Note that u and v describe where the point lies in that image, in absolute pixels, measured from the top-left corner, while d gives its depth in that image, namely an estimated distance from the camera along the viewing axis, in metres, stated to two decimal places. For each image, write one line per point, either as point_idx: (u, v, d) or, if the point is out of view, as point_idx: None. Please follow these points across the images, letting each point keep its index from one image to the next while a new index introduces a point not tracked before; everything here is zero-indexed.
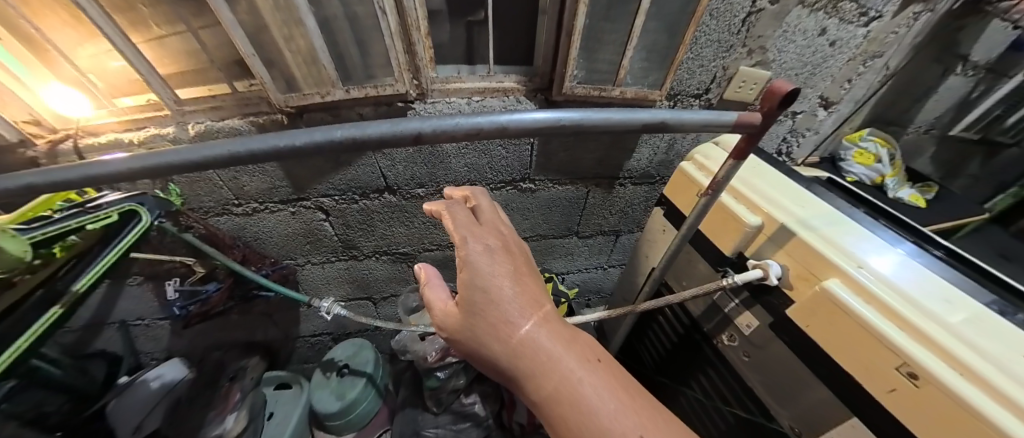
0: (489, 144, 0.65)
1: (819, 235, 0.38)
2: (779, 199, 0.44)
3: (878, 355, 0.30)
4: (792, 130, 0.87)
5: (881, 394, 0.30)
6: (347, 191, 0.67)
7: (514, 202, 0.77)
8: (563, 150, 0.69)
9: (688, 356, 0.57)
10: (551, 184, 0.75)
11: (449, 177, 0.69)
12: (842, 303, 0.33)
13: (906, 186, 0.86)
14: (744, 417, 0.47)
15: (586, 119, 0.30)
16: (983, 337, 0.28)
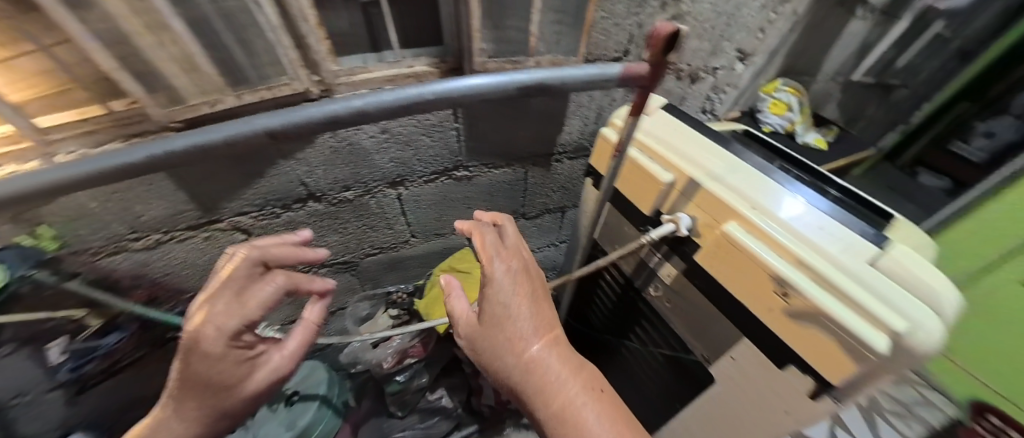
0: (410, 134, 0.61)
1: (720, 184, 0.41)
2: (689, 153, 0.46)
3: (762, 281, 0.34)
4: (715, 86, 0.91)
5: (767, 314, 0.35)
6: (265, 205, 0.61)
7: (452, 192, 0.74)
8: (494, 130, 0.66)
9: (626, 313, 0.60)
10: (485, 169, 0.73)
11: (378, 174, 0.65)
12: (738, 242, 0.35)
13: (811, 131, 1.01)
14: (671, 356, 0.53)
15: (454, 88, 0.33)
16: (848, 254, 0.32)
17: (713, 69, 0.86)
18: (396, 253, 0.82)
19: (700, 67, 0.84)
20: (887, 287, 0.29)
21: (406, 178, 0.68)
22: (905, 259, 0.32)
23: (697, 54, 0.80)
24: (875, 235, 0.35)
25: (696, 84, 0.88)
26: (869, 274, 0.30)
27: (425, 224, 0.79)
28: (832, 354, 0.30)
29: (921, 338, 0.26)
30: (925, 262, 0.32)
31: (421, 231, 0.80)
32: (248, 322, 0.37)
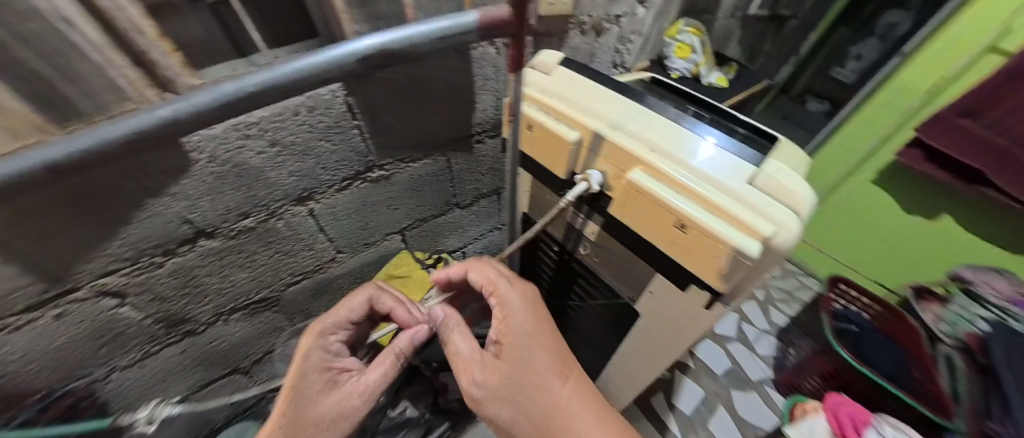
0: (308, 144, 0.53)
1: (623, 135, 0.42)
2: (590, 106, 0.46)
3: (666, 219, 0.40)
4: (620, 38, 0.92)
5: (667, 245, 0.43)
6: (141, 256, 0.50)
7: (372, 196, 0.69)
8: (399, 121, 0.60)
9: (564, 276, 0.69)
10: (403, 164, 0.68)
11: (277, 193, 0.56)
12: (643, 188, 0.40)
13: (713, 70, 1.08)
14: (607, 303, 0.64)
15: (287, 71, 0.33)
16: (734, 180, 0.37)
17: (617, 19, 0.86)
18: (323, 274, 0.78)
19: (603, 19, 0.82)
20: (759, 204, 0.36)
21: (315, 191, 0.60)
22: (772, 176, 0.37)
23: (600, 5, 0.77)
24: (755, 156, 0.41)
25: (602, 37, 0.86)
26: (741, 192, 0.37)
27: (351, 235, 0.74)
28: (718, 270, 0.38)
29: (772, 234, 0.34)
30: (792, 173, 0.38)
31: (348, 244, 0.75)
32: (340, 333, 0.54)
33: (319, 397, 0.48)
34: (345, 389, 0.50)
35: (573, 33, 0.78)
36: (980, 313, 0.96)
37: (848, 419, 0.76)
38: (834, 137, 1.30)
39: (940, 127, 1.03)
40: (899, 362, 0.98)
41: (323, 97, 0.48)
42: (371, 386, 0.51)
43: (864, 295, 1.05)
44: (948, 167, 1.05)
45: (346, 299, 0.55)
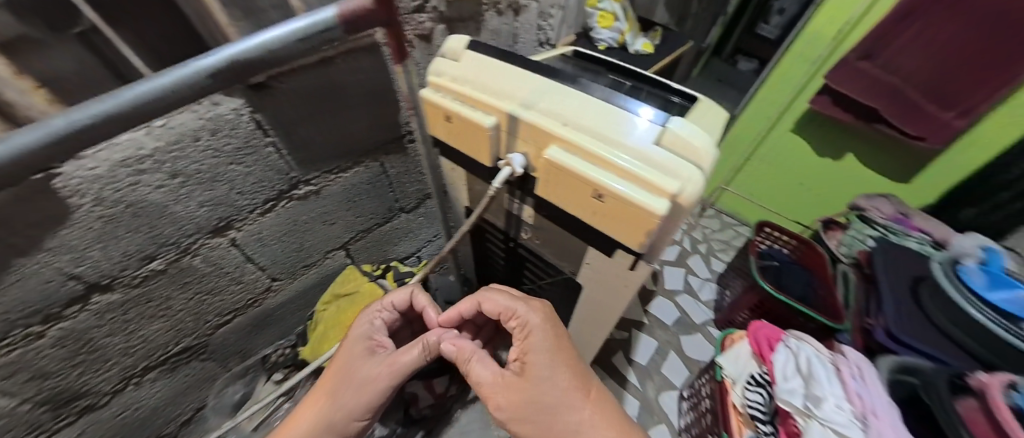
0: (219, 170, 0.48)
1: (535, 112, 0.48)
2: (507, 90, 0.51)
3: (587, 191, 0.46)
4: (541, 15, 0.95)
5: (593, 215, 0.49)
6: (14, 329, 0.43)
7: (301, 214, 0.65)
8: (321, 133, 0.57)
9: (515, 262, 0.76)
10: (332, 175, 0.64)
11: (188, 228, 0.51)
12: (560, 161, 0.46)
13: (638, 36, 1.12)
14: (555, 280, 0.72)
15: (155, 88, 0.31)
16: (645, 144, 0.44)
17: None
18: (255, 311, 0.77)
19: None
20: (663, 162, 0.43)
21: (234, 218, 0.56)
22: (677, 132, 0.43)
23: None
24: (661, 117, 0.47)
25: (522, 15, 0.89)
26: (648, 155, 0.43)
27: (285, 258, 0.72)
28: (637, 229, 0.46)
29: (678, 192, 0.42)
30: (695, 128, 0.44)
31: (281, 270, 0.73)
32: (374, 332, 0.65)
33: (362, 362, 0.60)
34: (379, 359, 0.61)
35: (488, 13, 0.81)
36: (864, 232, 1.17)
37: (764, 338, 0.85)
38: (758, 93, 1.37)
39: (845, 71, 1.13)
40: (807, 283, 1.14)
41: (225, 117, 0.43)
42: (395, 363, 0.59)
43: (783, 234, 1.21)
44: (851, 109, 1.18)
45: (386, 297, 0.67)
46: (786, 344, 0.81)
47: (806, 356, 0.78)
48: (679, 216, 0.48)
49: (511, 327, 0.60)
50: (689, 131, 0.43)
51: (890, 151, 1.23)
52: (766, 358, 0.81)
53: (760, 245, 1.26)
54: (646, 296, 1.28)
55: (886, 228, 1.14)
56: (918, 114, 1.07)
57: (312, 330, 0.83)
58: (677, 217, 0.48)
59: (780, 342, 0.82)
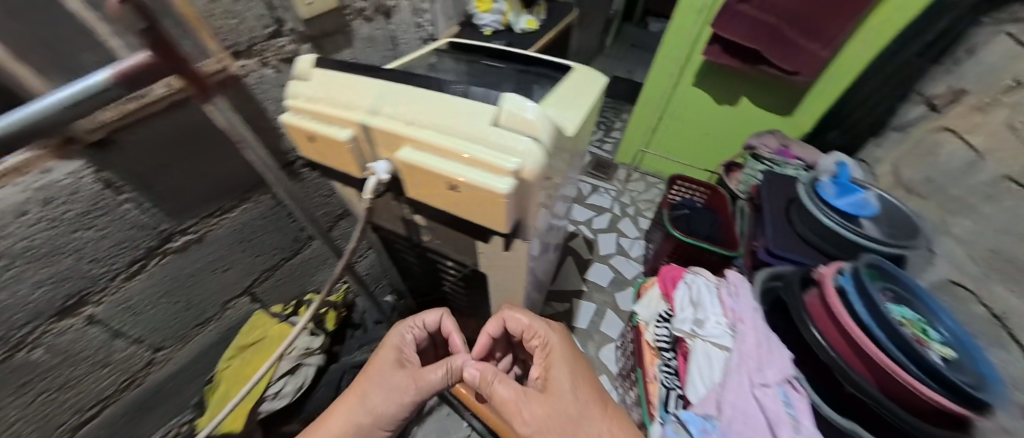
0: (57, 238, 0.48)
1: (383, 118, 0.53)
2: (357, 102, 0.55)
3: (442, 185, 0.50)
4: (416, 12, 1.03)
5: (456, 210, 0.53)
6: None
7: (183, 267, 0.67)
8: (182, 177, 0.57)
9: (428, 266, 0.79)
10: (216, 217, 0.67)
11: (22, 316, 0.50)
12: (412, 160, 0.50)
13: (522, 14, 1.18)
14: (466, 277, 0.74)
15: None
16: (484, 126, 0.48)
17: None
18: (135, 391, 0.77)
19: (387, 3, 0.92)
20: (502, 142, 0.48)
21: (89, 291, 0.56)
22: (509, 111, 0.48)
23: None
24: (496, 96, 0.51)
25: (395, 15, 0.97)
26: (486, 135, 0.48)
27: (169, 321, 0.73)
28: (492, 214, 0.49)
29: (517, 165, 0.46)
30: (528, 103, 0.49)
31: (163, 339, 0.74)
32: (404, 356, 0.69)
33: (392, 377, 0.63)
34: (406, 373, 0.65)
35: (354, 22, 0.86)
36: (756, 169, 1.28)
37: (670, 279, 0.97)
38: (656, 61, 1.40)
39: (729, 16, 1.15)
40: (713, 222, 1.26)
41: (61, 183, 0.44)
42: (422, 379, 0.64)
43: (692, 185, 1.34)
44: (740, 55, 1.22)
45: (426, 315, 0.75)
46: (685, 279, 0.93)
47: (699, 286, 0.90)
48: (536, 192, 0.52)
49: (534, 345, 0.70)
50: (522, 107, 0.48)
51: (777, 90, 1.31)
52: (669, 294, 0.94)
53: (674, 198, 1.37)
54: (583, 265, 1.35)
55: (771, 161, 1.26)
56: (791, 48, 1.14)
57: (214, 391, 0.86)
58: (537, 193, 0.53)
59: (680, 279, 0.95)
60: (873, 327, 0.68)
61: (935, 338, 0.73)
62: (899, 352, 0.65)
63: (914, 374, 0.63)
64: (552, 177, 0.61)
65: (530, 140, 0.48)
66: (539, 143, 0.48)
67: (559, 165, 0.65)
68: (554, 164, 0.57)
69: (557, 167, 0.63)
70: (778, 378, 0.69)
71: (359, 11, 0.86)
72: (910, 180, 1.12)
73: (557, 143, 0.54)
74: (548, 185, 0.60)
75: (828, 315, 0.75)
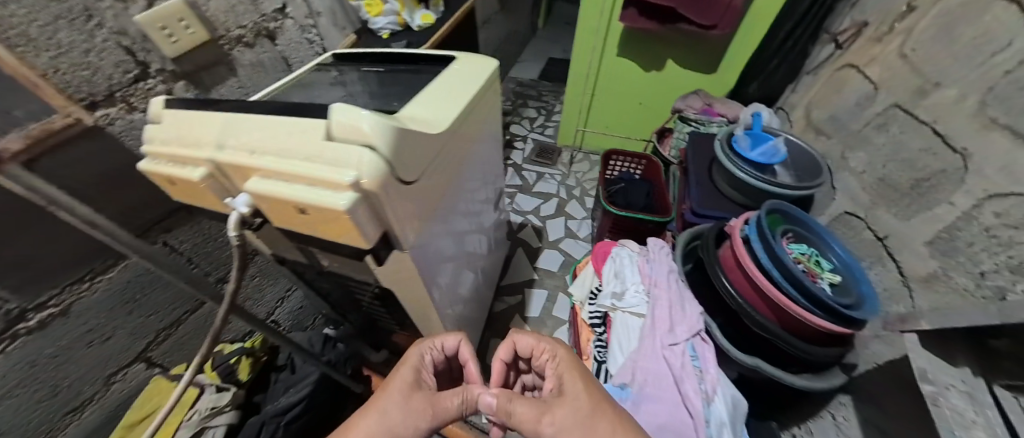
0: None
1: (227, 152, 0.52)
2: (203, 139, 0.54)
3: (292, 211, 0.49)
4: (300, 27, 1.00)
5: (317, 232, 0.52)
6: None
7: (48, 348, 0.58)
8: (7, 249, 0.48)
9: (346, 292, 0.74)
10: (84, 284, 0.59)
11: None
12: (259, 189, 0.50)
13: (416, 11, 1.24)
14: (383, 297, 0.71)
15: None
16: (319, 143, 0.49)
17: (278, 14, 0.92)
18: None
19: (258, 24, 0.88)
20: (337, 157, 0.48)
21: None
22: (340, 125, 0.48)
23: (243, 14, 0.83)
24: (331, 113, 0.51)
25: (278, 35, 0.95)
26: (321, 153, 0.49)
27: (24, 418, 0.59)
28: (346, 230, 0.49)
29: (349, 180, 0.46)
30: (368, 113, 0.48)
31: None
32: (416, 376, 0.55)
33: (406, 398, 0.49)
34: (419, 398, 0.49)
35: (234, 51, 0.85)
36: (684, 132, 1.29)
37: (600, 255, 1.00)
38: (576, 38, 1.37)
39: None
40: (648, 192, 1.28)
41: None
42: (438, 407, 0.50)
43: (628, 157, 1.35)
44: (655, 16, 1.19)
45: (440, 334, 0.66)
46: (612, 252, 0.97)
47: (623, 258, 0.95)
48: (393, 200, 0.52)
49: (544, 364, 0.61)
50: (350, 116, 0.47)
51: (695, 51, 1.32)
52: (598, 268, 0.97)
53: (612, 174, 1.38)
54: (533, 254, 1.35)
55: (697, 122, 1.26)
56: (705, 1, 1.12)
57: None
58: (398, 199, 0.53)
59: (610, 253, 0.98)
60: (770, 268, 0.76)
61: (828, 268, 0.82)
62: (788, 287, 0.73)
63: (801, 303, 0.72)
64: (424, 176, 0.61)
65: (358, 153, 0.47)
66: (374, 151, 0.48)
67: (438, 162, 0.66)
68: (416, 165, 0.57)
69: (432, 165, 0.63)
70: (687, 334, 0.77)
71: (237, 38, 0.84)
72: (818, 120, 1.15)
73: (407, 145, 0.54)
74: (419, 186, 0.60)
75: (736, 264, 0.83)
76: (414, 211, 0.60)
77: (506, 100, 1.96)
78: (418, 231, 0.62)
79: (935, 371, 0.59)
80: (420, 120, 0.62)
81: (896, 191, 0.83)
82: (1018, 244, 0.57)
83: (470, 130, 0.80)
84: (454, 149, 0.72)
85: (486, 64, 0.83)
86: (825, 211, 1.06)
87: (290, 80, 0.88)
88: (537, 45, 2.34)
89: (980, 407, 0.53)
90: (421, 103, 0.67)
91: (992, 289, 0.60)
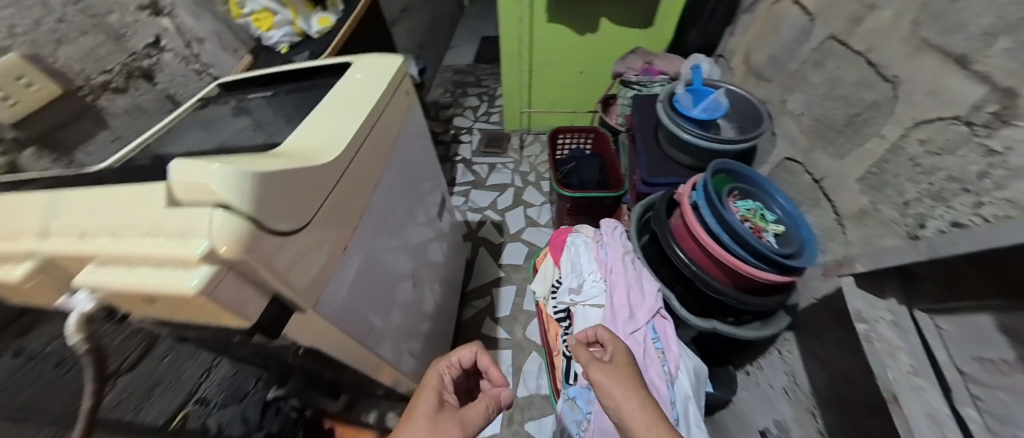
0: None
1: (37, 241, 0.38)
2: (13, 230, 0.42)
3: (149, 300, 0.33)
4: (180, 57, 0.84)
5: (201, 317, 0.36)
6: None
7: None
8: None
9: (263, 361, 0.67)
10: None
11: None
12: (96, 282, 0.33)
13: (312, 15, 1.07)
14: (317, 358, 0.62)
15: None
16: (162, 212, 0.33)
17: (152, 49, 0.78)
18: None
19: (125, 64, 0.72)
20: (187, 222, 0.31)
21: None
22: (185, 181, 0.32)
23: (106, 56, 0.69)
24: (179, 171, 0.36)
25: (155, 72, 0.79)
26: (163, 223, 0.33)
27: None
28: (225, 313, 0.33)
29: (199, 254, 0.29)
30: (219, 164, 0.31)
31: None
32: (439, 391, 0.56)
33: (433, 418, 0.50)
34: (446, 414, 0.51)
35: (101, 100, 0.68)
36: (628, 97, 1.21)
37: (558, 243, 0.92)
38: (500, 16, 1.26)
39: None
40: (599, 167, 1.23)
41: None
42: (466, 420, 0.51)
43: (575, 133, 1.27)
44: None
45: (451, 353, 0.65)
46: (568, 241, 0.90)
47: (579, 246, 0.89)
48: (278, 261, 0.37)
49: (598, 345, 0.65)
50: (191, 170, 0.31)
51: (630, 6, 1.22)
52: (556, 260, 0.90)
53: (564, 153, 1.33)
54: (496, 251, 1.27)
55: (638, 85, 1.19)
56: None
57: None
58: (288, 253, 0.39)
59: (566, 242, 0.91)
60: (719, 233, 0.72)
61: (773, 220, 0.79)
62: (737, 248, 0.71)
63: (750, 262, 0.70)
64: (322, 213, 0.47)
65: (208, 215, 0.30)
66: (232, 208, 0.31)
67: (343, 192, 0.53)
68: (304, 206, 0.42)
69: (331, 197, 0.49)
70: (646, 317, 0.73)
71: (103, 85, 0.69)
72: (758, 64, 1.08)
73: (286, 187, 0.38)
74: (316, 228, 0.46)
75: (687, 232, 0.80)
76: (316, 257, 0.47)
77: (444, 92, 1.84)
78: (326, 276, 0.49)
79: (864, 309, 0.63)
80: (303, 150, 0.48)
81: (831, 130, 0.81)
82: (940, 171, 0.60)
83: (384, 146, 0.67)
84: (364, 172, 0.59)
85: (387, 66, 0.69)
86: (767, 160, 1.03)
87: (183, 112, 0.71)
88: (465, 32, 2.23)
89: (905, 335, 0.57)
90: (309, 130, 0.54)
91: (913, 217, 0.63)
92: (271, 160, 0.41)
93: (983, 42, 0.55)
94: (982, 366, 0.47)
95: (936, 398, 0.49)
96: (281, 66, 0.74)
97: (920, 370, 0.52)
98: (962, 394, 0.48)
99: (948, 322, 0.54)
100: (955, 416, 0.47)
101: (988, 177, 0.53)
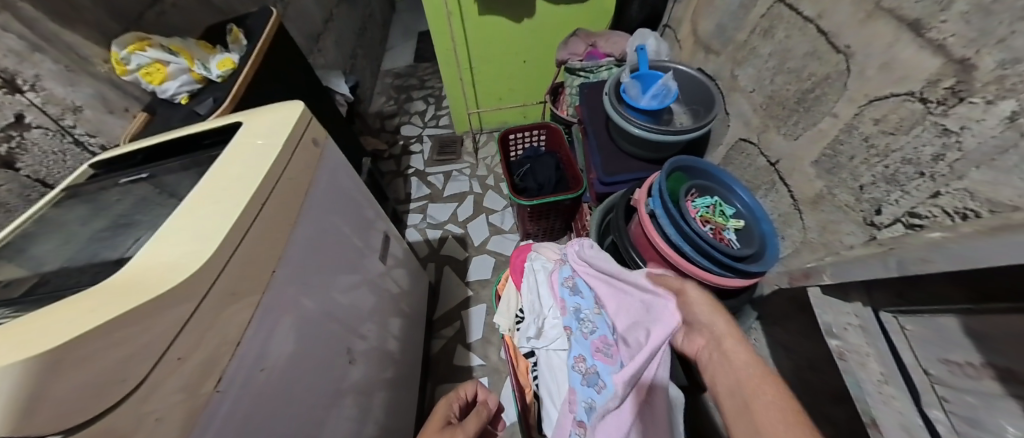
0: None
1: None
2: None
3: None
4: (53, 131, 0.72)
5: None
6: None
7: None
8: None
9: None
10: None
11: None
12: None
13: (214, 57, 0.89)
14: None
15: None
16: None
17: (13, 130, 0.65)
18: None
19: None
20: None
21: None
22: None
23: None
24: None
25: (19, 155, 0.66)
26: None
27: None
28: None
29: None
30: None
31: None
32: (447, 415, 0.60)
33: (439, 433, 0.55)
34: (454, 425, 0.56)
35: None
36: (575, 86, 1.12)
37: (518, 262, 0.87)
38: (426, 14, 1.13)
39: None
40: (555, 165, 1.16)
41: None
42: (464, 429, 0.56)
43: (525, 131, 1.19)
44: None
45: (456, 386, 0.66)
46: (527, 265, 0.84)
47: (537, 272, 0.82)
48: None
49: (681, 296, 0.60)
50: None
51: None
52: (518, 284, 0.85)
53: (518, 153, 1.25)
54: (461, 268, 1.22)
55: (585, 71, 1.10)
56: None
57: None
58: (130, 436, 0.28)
59: (525, 264, 0.85)
60: (682, 245, 0.65)
61: (732, 215, 0.73)
62: (702, 260, 0.64)
63: (714, 271, 0.64)
64: (198, 342, 0.35)
65: None
66: None
67: (234, 297, 0.41)
68: (151, 352, 0.31)
69: (213, 313, 0.38)
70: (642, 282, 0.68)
71: None
72: (706, 34, 1.00)
73: (110, 349, 0.27)
74: (189, 366, 0.34)
75: (647, 240, 0.73)
76: (188, 407, 0.34)
77: (387, 100, 1.71)
78: (220, 412, 0.39)
79: (826, 315, 0.53)
80: (158, 269, 0.36)
81: (783, 108, 0.74)
82: (893, 152, 0.53)
83: (290, 211, 0.55)
84: (262, 256, 0.47)
85: (284, 120, 0.59)
86: (721, 142, 0.97)
87: (41, 206, 0.58)
88: (403, 26, 2.05)
89: (872, 339, 0.47)
90: (171, 230, 0.41)
91: (868, 202, 0.57)
92: (94, 306, 0.29)
93: (938, 4, 0.47)
94: (948, 371, 0.39)
95: (907, 407, 0.40)
96: (156, 138, 0.65)
97: (891, 376, 0.43)
98: (931, 396, 0.40)
99: (911, 321, 0.45)
100: (929, 426, 0.38)
101: (942, 160, 0.47)
